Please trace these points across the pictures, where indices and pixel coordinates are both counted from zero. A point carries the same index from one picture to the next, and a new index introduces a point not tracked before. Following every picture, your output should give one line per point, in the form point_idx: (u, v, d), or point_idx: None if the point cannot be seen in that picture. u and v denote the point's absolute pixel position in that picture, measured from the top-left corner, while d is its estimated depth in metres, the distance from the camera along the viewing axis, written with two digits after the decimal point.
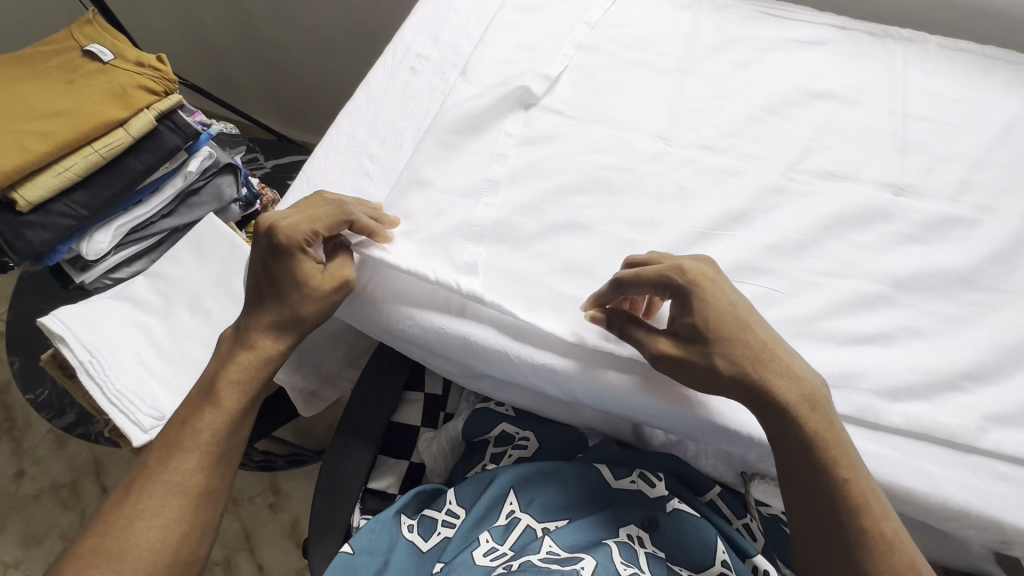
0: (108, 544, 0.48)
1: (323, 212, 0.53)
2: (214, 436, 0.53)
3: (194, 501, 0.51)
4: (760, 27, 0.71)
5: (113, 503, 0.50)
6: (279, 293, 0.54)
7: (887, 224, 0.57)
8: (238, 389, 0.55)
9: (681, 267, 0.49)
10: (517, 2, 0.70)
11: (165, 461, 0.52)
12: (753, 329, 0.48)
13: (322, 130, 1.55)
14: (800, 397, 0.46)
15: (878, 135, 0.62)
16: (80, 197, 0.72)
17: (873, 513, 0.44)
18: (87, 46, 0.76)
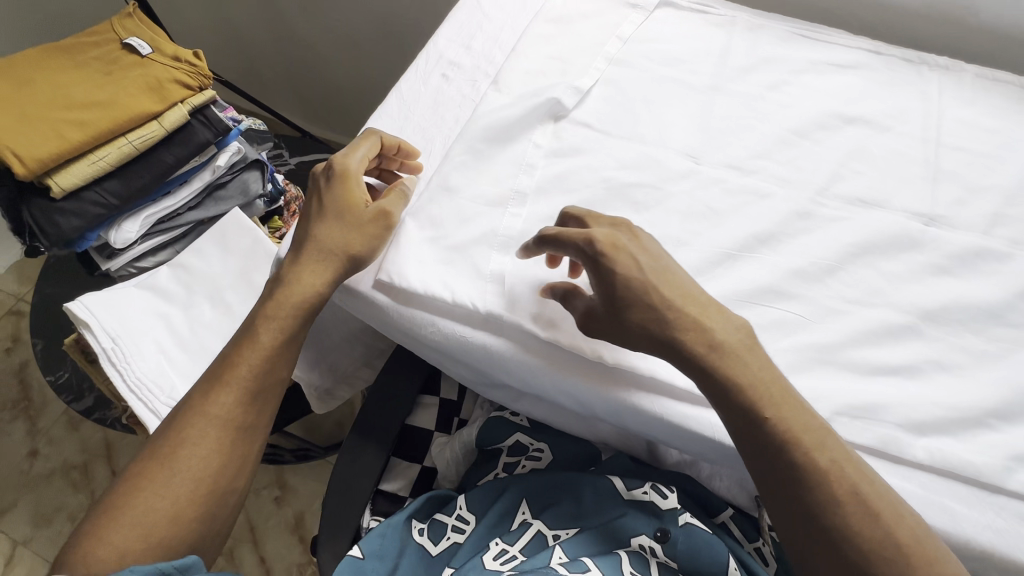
0: (155, 468, 0.50)
1: (371, 142, 0.58)
2: (251, 373, 0.53)
3: (231, 435, 0.52)
4: (794, 48, 0.70)
5: (160, 431, 0.52)
6: (333, 219, 0.55)
7: (917, 254, 0.56)
8: (277, 328, 0.54)
9: (592, 237, 0.50)
10: (550, 13, 0.70)
11: (206, 394, 0.53)
12: (658, 290, 0.48)
13: (352, 132, 1.57)
14: (705, 347, 0.47)
15: (910, 162, 0.62)
16: (112, 186, 0.73)
17: (806, 440, 0.44)
18: (127, 39, 0.77)
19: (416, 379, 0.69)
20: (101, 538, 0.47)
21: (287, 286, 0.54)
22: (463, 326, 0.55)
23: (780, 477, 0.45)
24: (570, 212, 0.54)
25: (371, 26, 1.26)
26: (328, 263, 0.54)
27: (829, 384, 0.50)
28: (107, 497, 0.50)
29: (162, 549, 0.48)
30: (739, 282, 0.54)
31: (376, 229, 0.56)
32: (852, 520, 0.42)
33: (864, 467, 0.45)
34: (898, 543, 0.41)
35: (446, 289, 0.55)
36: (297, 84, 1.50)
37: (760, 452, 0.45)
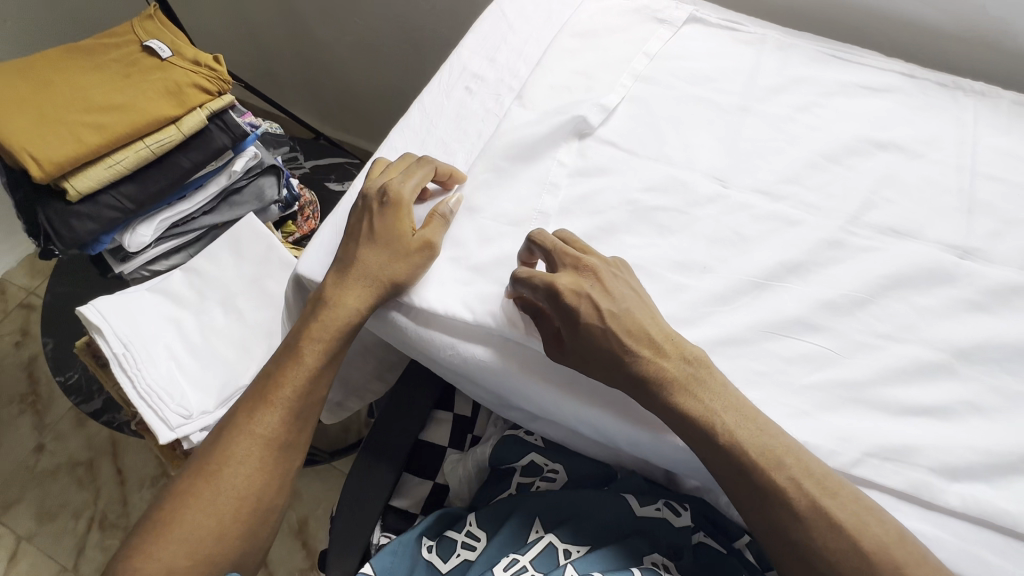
0: (200, 484, 0.52)
1: (424, 169, 0.57)
2: (293, 392, 0.54)
3: (273, 454, 0.53)
4: (826, 69, 0.69)
5: (206, 448, 0.54)
6: (379, 246, 0.54)
7: (950, 288, 0.54)
8: (319, 346, 0.54)
9: (554, 282, 0.49)
10: (576, 27, 0.69)
11: (250, 412, 0.54)
12: (617, 336, 0.48)
13: (379, 139, 1.56)
14: (658, 388, 0.47)
15: (943, 191, 0.60)
16: (127, 190, 0.72)
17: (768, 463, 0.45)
18: (147, 42, 0.76)
19: (431, 396, 0.68)
20: (153, 552, 0.50)
21: (328, 304, 0.54)
22: (479, 350, 0.54)
23: (751, 492, 0.46)
24: (534, 238, 0.52)
25: (393, 32, 1.25)
26: (370, 289, 0.54)
27: (857, 422, 0.49)
28: (158, 510, 0.52)
29: (208, 565, 0.50)
30: (766, 313, 0.53)
31: (419, 260, 0.54)
32: (814, 525, 0.44)
33: (830, 477, 0.45)
34: (864, 550, 0.43)
35: (465, 309, 0.53)
36: (318, 89, 1.50)
37: (723, 471, 0.47)
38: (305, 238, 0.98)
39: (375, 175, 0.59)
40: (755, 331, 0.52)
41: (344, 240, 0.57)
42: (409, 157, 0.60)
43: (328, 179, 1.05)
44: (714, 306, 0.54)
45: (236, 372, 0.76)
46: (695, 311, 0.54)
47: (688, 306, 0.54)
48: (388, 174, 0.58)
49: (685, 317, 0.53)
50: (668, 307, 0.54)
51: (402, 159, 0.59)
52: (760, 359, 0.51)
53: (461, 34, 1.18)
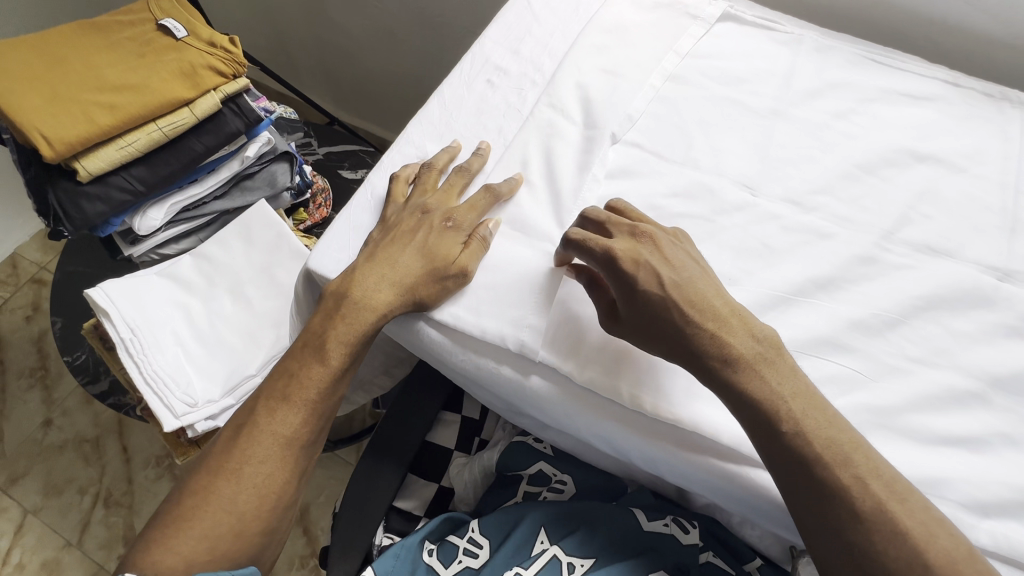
0: (220, 481, 0.51)
1: (484, 199, 0.55)
2: (317, 393, 0.53)
3: (294, 454, 0.53)
4: (864, 74, 0.66)
5: (225, 443, 0.53)
6: (423, 259, 0.52)
7: (989, 312, 0.52)
8: (345, 347, 0.53)
9: (611, 248, 0.47)
10: (605, 22, 0.67)
11: (271, 411, 0.53)
12: (683, 305, 0.46)
13: (401, 130, 1.54)
14: (719, 356, 0.45)
15: (985, 209, 0.57)
16: (139, 172, 0.71)
17: (828, 452, 0.42)
18: (162, 20, 0.74)
19: (438, 396, 0.68)
20: (169, 547, 0.49)
21: (354, 306, 0.52)
22: (501, 360, 0.51)
23: (779, 456, 0.43)
24: (589, 213, 0.51)
25: (415, 20, 1.22)
26: (399, 296, 0.52)
27: (884, 451, 0.47)
28: (175, 504, 0.51)
29: (224, 560, 0.50)
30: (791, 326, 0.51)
31: (452, 286, 0.52)
32: (863, 511, 0.41)
33: (900, 482, 0.42)
34: (929, 561, 0.39)
35: (477, 324, 0.51)
36: (338, 77, 1.49)
37: (765, 453, 0.44)
38: (315, 228, 0.98)
39: (428, 188, 0.57)
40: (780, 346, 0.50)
41: (390, 237, 0.54)
42: (471, 170, 0.58)
43: (341, 168, 1.04)
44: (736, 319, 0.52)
45: (241, 361, 0.75)
46: None
47: None
48: (442, 194, 0.57)
49: None
50: None
51: (458, 175, 0.58)
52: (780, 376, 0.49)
53: (484, 24, 1.15)
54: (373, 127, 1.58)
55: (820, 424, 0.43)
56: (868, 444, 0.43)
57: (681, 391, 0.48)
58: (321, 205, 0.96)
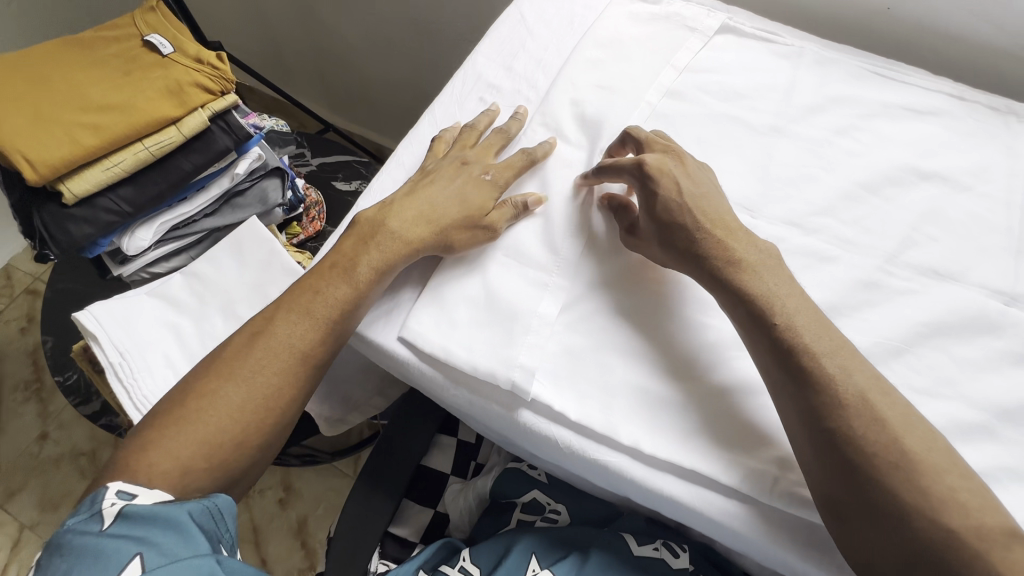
0: (228, 386, 0.50)
1: (520, 159, 0.57)
2: (339, 314, 0.51)
3: (306, 372, 0.52)
4: (866, 88, 0.64)
5: (237, 349, 0.51)
6: (460, 205, 0.54)
7: (995, 339, 0.50)
8: (377, 271, 0.52)
9: (642, 159, 0.52)
10: (600, 36, 0.66)
11: (292, 324, 0.51)
12: (696, 213, 0.50)
13: (397, 136, 1.53)
14: (726, 260, 0.48)
15: (991, 229, 0.56)
16: (126, 193, 0.70)
17: (814, 348, 0.43)
18: (148, 36, 0.72)
19: (434, 421, 0.67)
20: (167, 449, 0.47)
21: (386, 245, 0.53)
22: (491, 397, 0.49)
23: (767, 341, 0.45)
24: (630, 132, 0.56)
25: (410, 28, 1.21)
26: (432, 235, 0.53)
27: None
28: (176, 405, 0.49)
29: (221, 469, 0.48)
30: None
31: (480, 238, 0.53)
32: (845, 398, 0.42)
33: (880, 380, 0.43)
34: (904, 447, 0.40)
35: (466, 359, 0.49)
36: (334, 83, 1.47)
37: (757, 347, 0.46)
38: (310, 241, 0.96)
39: (467, 145, 0.59)
40: None
41: (424, 183, 0.57)
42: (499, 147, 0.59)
43: (335, 178, 1.05)
44: (736, 347, 0.49)
45: None
46: (718, 355, 0.49)
47: (710, 347, 0.49)
48: (480, 150, 0.58)
49: (709, 362, 0.48)
50: (688, 345, 0.49)
51: (496, 136, 0.59)
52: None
53: (481, 34, 1.13)
54: (371, 133, 1.56)
55: (824, 341, 0.44)
56: (849, 343, 0.45)
57: (681, 426, 0.46)
58: (315, 219, 0.95)
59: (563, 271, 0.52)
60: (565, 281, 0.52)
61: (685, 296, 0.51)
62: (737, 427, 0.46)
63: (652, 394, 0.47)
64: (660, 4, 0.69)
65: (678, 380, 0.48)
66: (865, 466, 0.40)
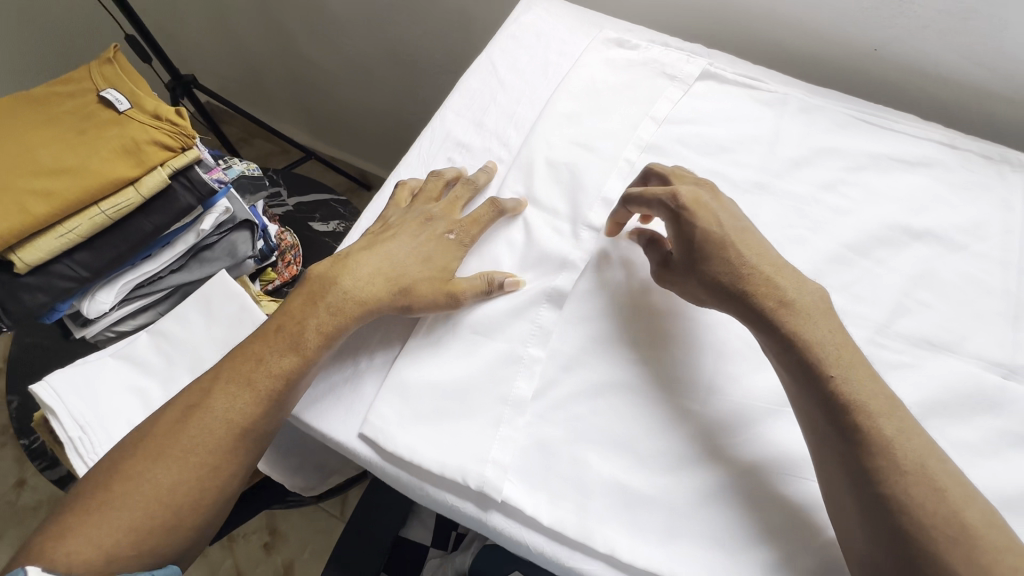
0: (159, 466, 0.46)
1: (486, 212, 0.54)
2: (282, 384, 0.48)
3: (246, 445, 0.48)
4: (854, 137, 0.62)
5: (170, 422, 0.47)
6: (422, 261, 0.52)
7: (993, 417, 0.48)
8: (323, 337, 0.49)
9: (677, 192, 0.50)
10: (576, 87, 0.63)
11: (229, 396, 0.48)
12: (738, 248, 0.48)
13: (382, 163, 1.50)
14: (776, 299, 0.45)
15: (987, 292, 0.53)
16: (83, 258, 0.67)
17: (872, 408, 0.41)
18: (104, 92, 0.69)
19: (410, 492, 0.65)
20: (90, 537, 0.43)
21: (334, 307, 0.50)
22: (461, 496, 0.45)
23: (815, 396, 0.43)
24: (654, 169, 0.55)
25: (388, 57, 1.17)
26: (388, 297, 0.50)
27: None
28: (105, 485, 0.46)
29: (151, 555, 0.45)
30: (787, 435, 0.46)
31: (439, 302, 0.50)
32: (904, 463, 0.40)
33: (934, 445, 0.41)
34: (965, 521, 0.38)
35: (436, 457, 0.45)
36: (314, 110, 1.44)
37: (805, 400, 0.43)
38: (286, 285, 0.92)
39: (433, 197, 0.57)
40: (777, 466, 0.45)
41: (382, 240, 0.54)
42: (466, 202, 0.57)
43: (312, 219, 1.01)
44: (719, 437, 0.46)
45: None
46: (700, 446, 0.46)
47: (692, 437, 0.46)
48: (445, 205, 0.55)
49: (689, 453, 0.46)
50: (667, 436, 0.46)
51: (462, 187, 0.57)
52: (786, 500, 0.44)
53: (461, 65, 1.10)
54: (356, 160, 1.53)
55: (876, 390, 0.42)
56: (904, 404, 0.43)
57: (662, 522, 0.44)
58: (291, 264, 0.91)
59: (538, 339, 0.49)
60: (541, 352, 0.49)
61: (663, 383, 0.48)
62: (719, 526, 0.44)
63: (631, 492, 0.44)
64: (638, 49, 0.66)
65: (658, 473, 0.45)
66: (919, 540, 0.38)
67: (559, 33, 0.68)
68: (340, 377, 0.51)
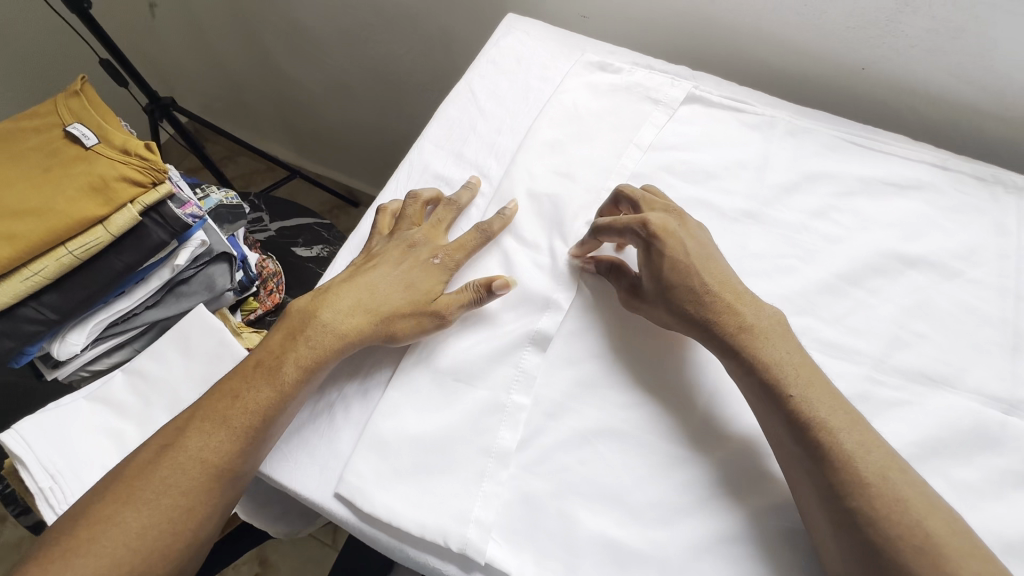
0: (128, 510, 0.42)
1: (472, 238, 0.53)
2: (260, 418, 0.45)
3: (222, 486, 0.45)
4: (844, 160, 0.60)
5: (141, 463, 0.44)
6: (407, 289, 0.50)
7: (996, 455, 0.46)
8: (304, 367, 0.47)
9: (645, 218, 0.49)
10: (557, 114, 0.61)
11: (204, 433, 0.45)
12: (704, 273, 0.48)
13: (368, 178, 1.47)
14: (737, 323, 0.45)
15: (984, 321, 0.52)
16: (50, 299, 0.64)
17: (829, 422, 0.41)
18: (71, 126, 0.67)
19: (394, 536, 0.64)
20: None
21: (314, 337, 0.48)
22: (442, 557, 0.43)
23: (776, 415, 0.43)
24: (622, 191, 0.53)
25: (369, 76, 1.15)
26: (370, 327, 0.48)
27: None
28: (69, 534, 0.42)
29: None
30: (784, 483, 0.44)
31: (426, 326, 0.48)
32: (866, 475, 0.39)
33: (898, 457, 0.41)
34: (928, 530, 0.37)
35: (415, 517, 0.43)
36: (297, 128, 1.41)
37: (771, 421, 0.43)
38: (269, 314, 0.89)
39: (416, 222, 0.55)
40: (773, 516, 0.43)
41: (364, 269, 0.52)
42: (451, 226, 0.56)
43: (295, 244, 0.99)
44: (712, 486, 0.44)
45: None
46: (693, 495, 0.44)
47: (683, 486, 0.44)
48: (428, 229, 0.54)
49: (682, 504, 0.44)
50: (657, 487, 0.44)
51: (445, 209, 0.55)
52: (786, 555, 0.42)
53: (443, 83, 1.09)
54: (341, 175, 1.50)
55: (831, 403, 0.42)
56: (864, 417, 0.42)
57: None
58: (273, 292, 0.89)
59: (521, 385, 0.47)
60: (525, 399, 0.47)
61: (651, 429, 0.46)
62: None
63: (621, 547, 0.42)
64: (621, 72, 0.64)
65: (649, 526, 0.43)
66: (888, 552, 0.37)
67: (540, 57, 0.67)
68: (313, 435, 0.48)
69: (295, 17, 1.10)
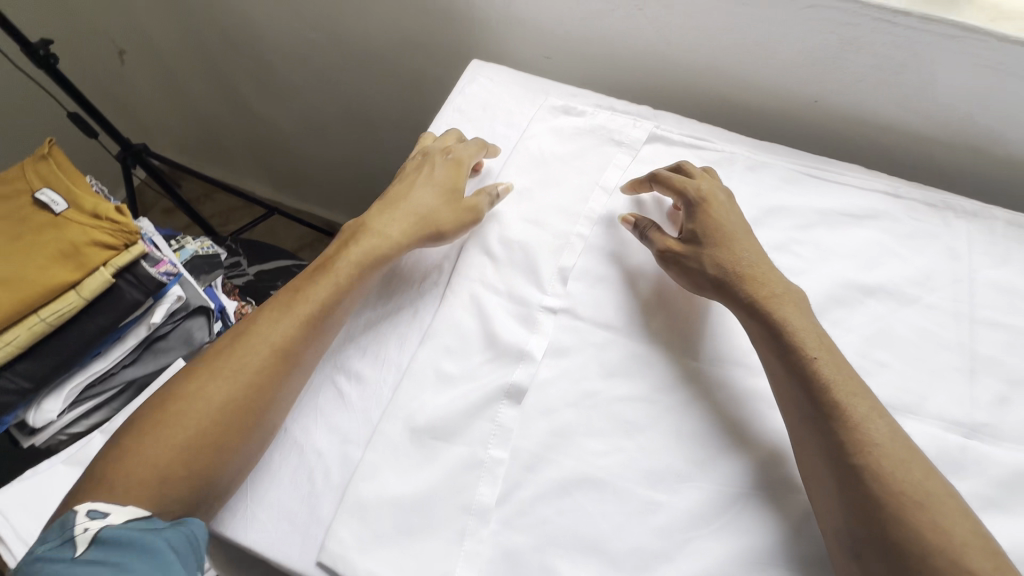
0: (210, 383, 0.48)
1: (478, 145, 0.62)
2: (320, 304, 0.52)
3: (289, 367, 0.50)
4: (802, 193, 0.62)
5: (216, 350, 0.50)
6: (438, 192, 0.58)
7: (959, 481, 0.48)
8: (357, 261, 0.54)
9: (701, 188, 0.56)
10: (524, 160, 0.63)
11: (271, 320, 0.51)
12: (746, 241, 0.54)
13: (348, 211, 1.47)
14: (769, 287, 0.50)
15: (942, 346, 0.54)
16: (22, 367, 0.63)
17: (844, 386, 0.45)
18: (39, 193, 0.67)
19: None
20: (144, 457, 0.44)
21: (363, 236, 0.55)
22: None
23: (789, 373, 0.47)
24: (683, 166, 0.59)
25: (342, 112, 1.16)
26: (411, 223, 0.57)
27: None
28: (155, 411, 0.47)
29: (198, 478, 0.45)
30: (756, 525, 0.45)
31: (464, 218, 0.57)
32: (875, 436, 0.43)
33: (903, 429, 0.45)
34: (927, 488, 0.41)
35: None
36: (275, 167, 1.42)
37: (784, 379, 0.47)
38: None
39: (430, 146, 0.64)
40: (748, 559, 0.44)
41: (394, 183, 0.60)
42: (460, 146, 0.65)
43: (274, 287, 0.99)
44: (688, 531, 0.45)
45: None
46: (670, 540, 0.45)
47: (661, 533, 0.45)
48: (442, 142, 0.63)
49: (659, 549, 0.45)
50: (637, 533, 0.45)
51: (452, 133, 0.64)
52: None
53: (418, 119, 1.10)
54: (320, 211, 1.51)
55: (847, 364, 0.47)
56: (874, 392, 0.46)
57: None
58: None
59: (498, 439, 0.48)
60: (502, 453, 0.47)
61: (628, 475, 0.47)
62: None
63: None
64: (584, 115, 0.66)
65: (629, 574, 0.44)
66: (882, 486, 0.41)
67: (505, 102, 0.68)
68: (293, 499, 0.48)
69: (266, 59, 1.11)
